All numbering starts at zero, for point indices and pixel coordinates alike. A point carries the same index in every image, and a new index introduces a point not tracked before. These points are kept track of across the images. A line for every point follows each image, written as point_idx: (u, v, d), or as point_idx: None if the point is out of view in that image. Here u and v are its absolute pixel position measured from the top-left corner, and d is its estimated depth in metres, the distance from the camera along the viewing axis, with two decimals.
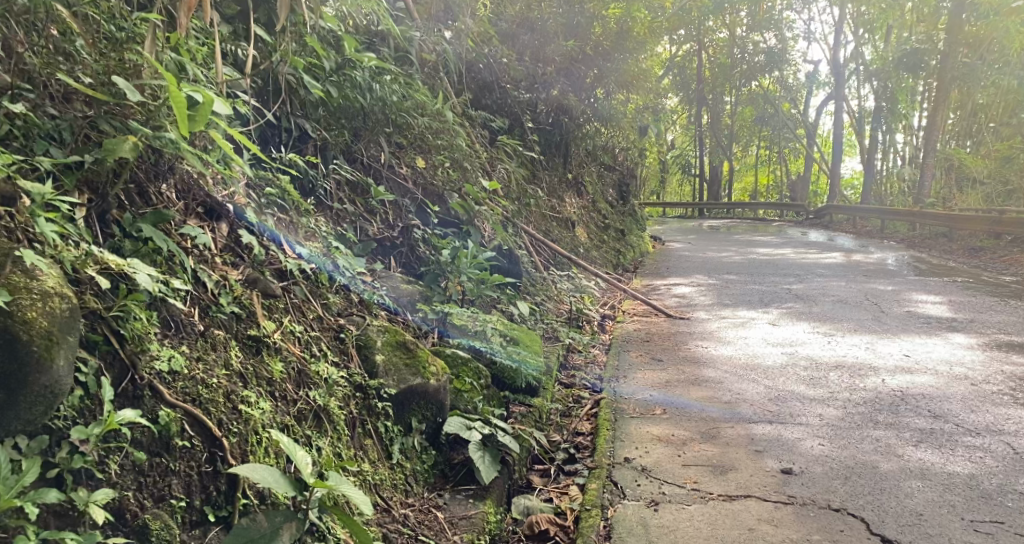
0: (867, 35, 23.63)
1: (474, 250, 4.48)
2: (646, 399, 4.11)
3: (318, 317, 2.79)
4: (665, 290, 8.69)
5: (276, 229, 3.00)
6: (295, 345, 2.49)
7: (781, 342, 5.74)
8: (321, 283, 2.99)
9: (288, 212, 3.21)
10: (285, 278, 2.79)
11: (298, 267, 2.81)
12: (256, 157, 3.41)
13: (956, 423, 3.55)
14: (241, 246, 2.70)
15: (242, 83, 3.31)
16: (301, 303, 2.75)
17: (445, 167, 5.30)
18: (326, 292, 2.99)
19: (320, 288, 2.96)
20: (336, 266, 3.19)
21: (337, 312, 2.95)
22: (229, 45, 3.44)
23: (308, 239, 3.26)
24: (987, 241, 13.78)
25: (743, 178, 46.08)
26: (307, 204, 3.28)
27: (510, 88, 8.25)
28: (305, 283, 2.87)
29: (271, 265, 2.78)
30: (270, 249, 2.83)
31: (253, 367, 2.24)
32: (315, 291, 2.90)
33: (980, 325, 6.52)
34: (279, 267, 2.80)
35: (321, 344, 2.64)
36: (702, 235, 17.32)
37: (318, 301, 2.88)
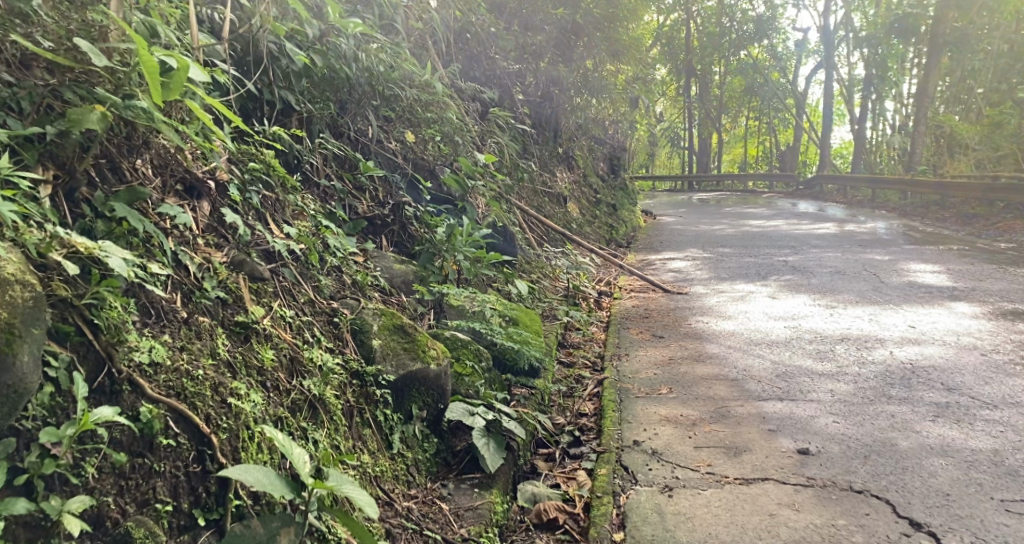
0: (856, 3, 23.44)
1: (470, 228, 4.31)
2: (650, 378, 3.99)
3: (310, 300, 2.63)
4: (660, 265, 8.56)
5: (262, 208, 2.83)
6: (285, 331, 2.34)
7: (782, 315, 5.64)
8: (312, 265, 2.82)
9: (274, 189, 3.02)
10: (273, 260, 2.62)
11: (286, 248, 2.65)
12: (238, 130, 3.21)
13: (970, 397, 3.45)
14: (225, 226, 2.53)
15: (220, 51, 3.11)
16: (291, 285, 2.59)
17: (435, 141, 5.11)
18: (317, 273, 2.83)
19: (311, 269, 2.79)
20: (325, 247, 3.02)
21: (330, 295, 2.79)
22: (204, 10, 3.24)
23: (296, 218, 3.08)
24: (980, 208, 13.72)
25: (732, 151, 45.93)
26: (294, 180, 3.09)
27: (499, 59, 8.03)
28: (295, 265, 2.70)
29: (258, 245, 2.62)
30: (256, 229, 2.67)
31: (242, 356, 2.09)
32: (306, 273, 2.74)
33: (982, 294, 6.44)
34: (267, 248, 2.64)
35: (315, 330, 2.49)
36: (693, 210, 17.19)
37: (309, 284, 2.72)
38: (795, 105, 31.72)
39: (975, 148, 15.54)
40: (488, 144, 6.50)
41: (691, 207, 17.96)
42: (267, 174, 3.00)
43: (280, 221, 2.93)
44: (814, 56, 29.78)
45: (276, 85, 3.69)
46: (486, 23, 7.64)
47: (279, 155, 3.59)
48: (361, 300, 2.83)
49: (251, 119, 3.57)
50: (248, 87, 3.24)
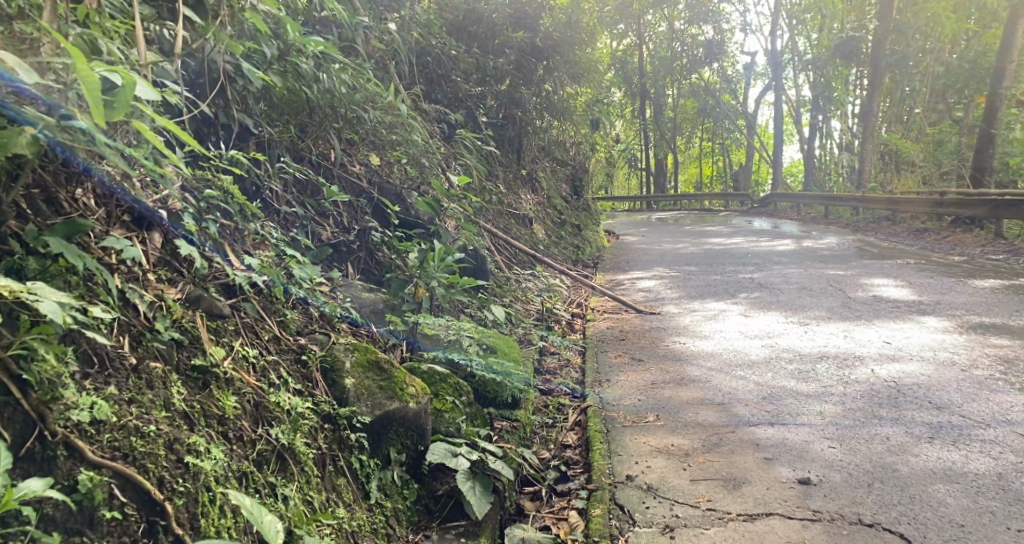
0: (800, 27, 24.20)
1: (442, 252, 4.11)
2: (635, 404, 3.83)
3: (275, 337, 2.41)
4: (629, 285, 8.47)
5: (219, 239, 2.60)
6: (249, 374, 2.11)
7: (758, 334, 5.56)
8: (276, 298, 2.59)
9: (233, 217, 2.79)
10: (233, 295, 2.39)
11: (248, 281, 2.42)
12: (192, 154, 3.04)
13: (961, 416, 3.39)
14: (178, 259, 2.29)
15: (170, 70, 2.89)
16: (254, 322, 2.37)
17: (401, 162, 4.93)
18: (283, 305, 2.61)
19: (275, 303, 2.56)
20: (290, 278, 2.79)
21: (297, 330, 2.57)
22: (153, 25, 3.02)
23: (258, 247, 2.86)
24: (930, 222, 14.10)
25: (687, 170, 46.76)
26: (254, 206, 2.86)
27: (461, 81, 7.92)
28: (257, 299, 2.48)
29: (216, 279, 2.39)
30: (214, 261, 2.44)
31: (200, 405, 1.85)
32: (270, 307, 2.51)
33: (948, 307, 6.50)
34: (226, 281, 2.41)
35: (282, 369, 2.27)
36: (653, 228, 17.30)
37: (273, 319, 2.49)
38: (746, 125, 32.47)
39: (921, 164, 16.02)
40: (455, 167, 6.32)
41: (651, 226, 18.06)
42: (224, 200, 2.78)
43: (240, 251, 2.72)
44: (762, 77, 30.55)
45: (231, 108, 3.50)
46: (448, 46, 7.50)
47: (236, 182, 3.42)
48: (332, 334, 2.62)
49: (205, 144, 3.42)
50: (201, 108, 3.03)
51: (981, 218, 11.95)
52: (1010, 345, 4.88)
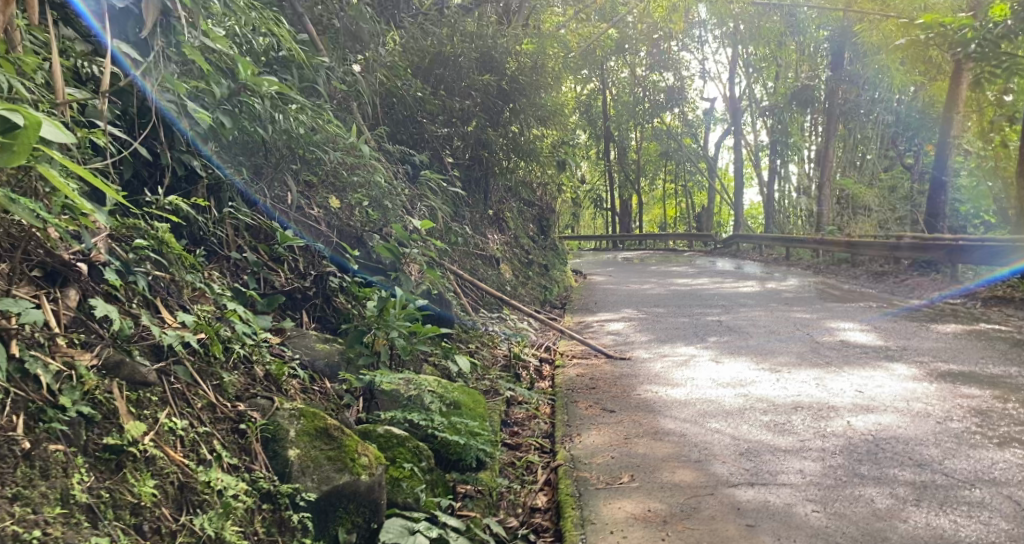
0: (757, 76, 24.93)
1: (403, 299, 3.88)
2: (608, 462, 3.63)
3: (210, 405, 2.20)
4: (597, 327, 8.34)
5: (149, 294, 2.38)
6: (173, 450, 1.91)
7: (730, 382, 5.40)
8: (213, 357, 2.38)
9: (168, 267, 2.55)
10: (161, 357, 2.19)
11: (178, 341, 2.21)
12: (121, 205, 2.74)
13: (944, 474, 3.27)
14: (97, 320, 2.09)
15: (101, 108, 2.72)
16: (185, 387, 2.16)
17: (363, 205, 4.75)
18: (221, 367, 2.41)
19: (211, 364, 2.35)
20: (230, 334, 2.56)
21: (236, 394, 2.35)
22: (83, 62, 2.82)
23: (196, 300, 2.63)
24: (888, 264, 14.34)
25: (652, 210, 47.47)
26: (193, 256, 2.62)
27: (427, 122, 7.82)
28: (191, 361, 2.27)
29: (142, 338, 2.19)
30: (140, 319, 2.23)
31: (109, 493, 1.64)
32: (205, 370, 2.30)
33: (915, 353, 6.45)
34: (153, 341, 2.21)
35: (214, 443, 2.06)
36: (620, 268, 17.34)
37: (209, 382, 2.28)
38: (707, 168, 33.12)
39: (875, 208, 16.42)
40: (420, 208, 6.15)
41: (618, 266, 18.10)
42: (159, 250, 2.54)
43: (174, 306, 2.49)
44: (722, 122, 31.32)
45: (177, 148, 3.27)
46: (413, 87, 7.41)
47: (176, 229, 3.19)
48: (276, 398, 2.42)
49: (141, 191, 3.15)
50: (133, 147, 2.81)
51: (937, 262, 12.18)
52: (981, 394, 4.80)
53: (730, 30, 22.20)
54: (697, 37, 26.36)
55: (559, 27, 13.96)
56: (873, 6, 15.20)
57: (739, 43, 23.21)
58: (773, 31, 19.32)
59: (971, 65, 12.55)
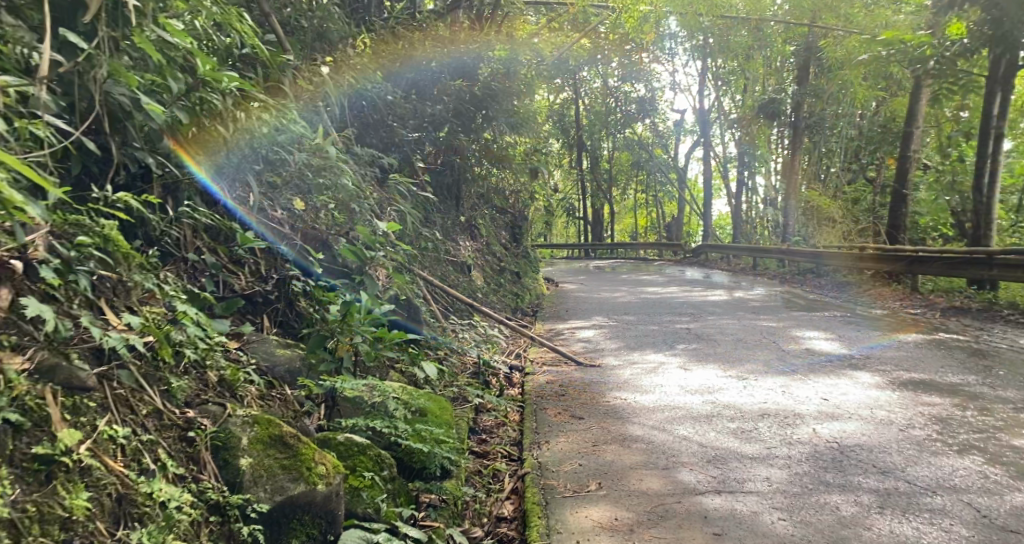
0: (726, 88, 25.29)
1: (368, 304, 3.77)
2: (576, 470, 3.59)
3: (156, 411, 2.15)
4: (568, 334, 8.32)
5: (92, 296, 2.27)
6: (112, 459, 1.85)
7: (699, 389, 5.40)
8: (161, 362, 2.30)
9: (114, 267, 2.43)
10: (105, 361, 2.12)
11: (123, 344, 2.11)
12: (63, 200, 2.63)
13: (906, 481, 3.29)
14: (31, 322, 1.99)
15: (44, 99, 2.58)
16: (128, 393, 2.10)
17: (327, 207, 4.72)
18: (170, 373, 2.34)
19: (159, 368, 2.28)
20: (180, 337, 2.48)
21: (185, 400, 2.29)
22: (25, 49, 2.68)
23: (145, 302, 2.54)
24: (852, 275, 14.60)
25: (623, 220, 47.80)
26: (142, 256, 2.50)
27: (398, 126, 7.73)
28: (137, 365, 2.20)
29: (83, 341, 2.11)
30: (81, 321, 2.14)
31: (38, 506, 1.59)
32: (152, 374, 2.23)
33: (879, 362, 6.54)
34: (95, 344, 2.13)
35: (159, 453, 2.01)
36: (592, 276, 17.38)
37: (155, 388, 2.21)
38: (677, 179, 33.45)
39: (839, 220, 16.73)
40: (389, 212, 6.07)
41: (590, 274, 18.14)
42: (105, 248, 2.40)
43: (120, 308, 2.39)
44: (691, 134, 31.70)
45: (129, 145, 3.18)
46: (383, 91, 7.35)
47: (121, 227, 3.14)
48: (229, 404, 2.35)
49: (90, 188, 3.08)
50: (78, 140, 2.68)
51: (899, 273, 12.42)
52: (941, 402, 4.86)
53: (700, 43, 22.52)
54: (667, 50, 26.70)
55: (531, 35, 14.00)
56: (838, 22, 15.53)
57: (708, 56, 23.54)
58: (742, 45, 19.64)
59: (930, 82, 12.88)
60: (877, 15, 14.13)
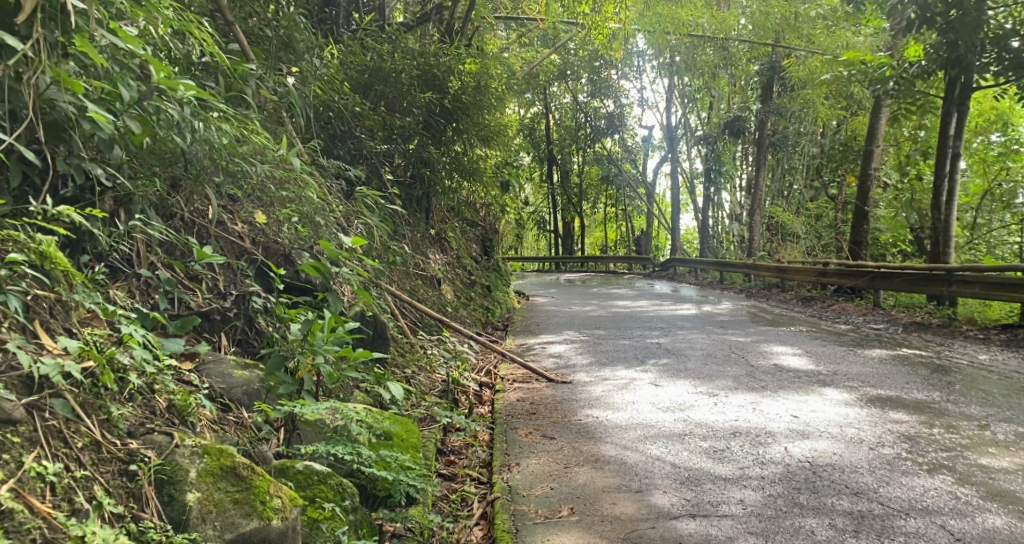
0: (692, 105, 25.61)
1: (332, 320, 3.61)
2: (547, 494, 3.51)
3: (93, 443, 2.03)
4: (539, 349, 8.24)
5: (24, 316, 2.18)
6: (39, 497, 1.75)
7: (670, 406, 5.34)
8: (101, 390, 2.19)
9: (51, 286, 2.35)
10: (37, 390, 2.01)
11: (57, 371, 2.01)
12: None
13: (879, 503, 3.25)
14: None
15: None
16: (63, 424, 2.00)
17: (290, 221, 4.54)
18: (112, 400, 2.22)
19: (100, 396, 2.17)
20: (124, 360, 2.34)
21: (128, 430, 2.18)
22: None
23: (86, 324, 2.44)
24: (817, 290, 14.81)
25: (593, 233, 48.05)
26: (81, 275, 2.44)
27: (366, 138, 7.60)
28: (74, 394, 2.09)
29: (12, 368, 2.00)
30: (12, 345, 2.04)
31: None
32: (91, 403, 2.12)
33: (846, 378, 6.56)
34: (27, 372, 2.02)
35: (94, 490, 1.90)
36: (562, 289, 17.37)
37: (94, 418, 2.11)
38: (645, 194, 33.72)
39: (803, 236, 16.99)
40: (356, 226, 5.94)
41: (561, 287, 18.15)
42: (41, 267, 2.35)
43: (57, 330, 2.29)
44: (659, 149, 32.01)
45: (75, 155, 3.03)
46: (350, 102, 7.25)
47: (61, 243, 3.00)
48: (176, 434, 2.23)
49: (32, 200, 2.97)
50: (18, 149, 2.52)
51: (862, 288, 12.61)
52: (908, 419, 4.86)
53: (667, 60, 22.88)
54: (636, 67, 26.99)
55: (502, 49, 14.01)
56: (801, 42, 15.88)
57: (675, 74, 23.84)
58: (708, 63, 19.99)
59: (889, 102, 13.20)
60: (838, 36, 14.49)
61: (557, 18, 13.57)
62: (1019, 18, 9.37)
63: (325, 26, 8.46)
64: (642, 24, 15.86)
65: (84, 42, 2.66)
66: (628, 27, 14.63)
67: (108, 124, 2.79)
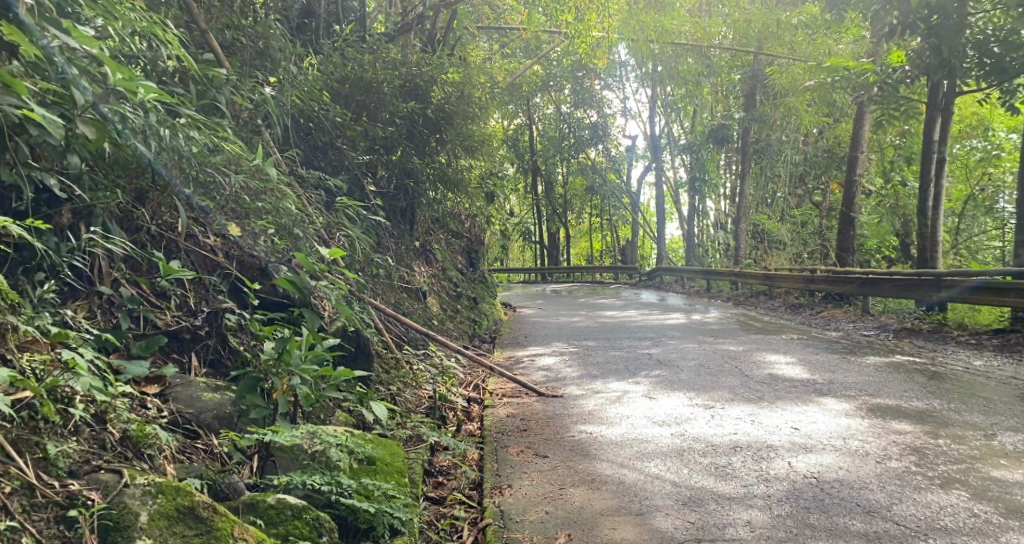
0: (675, 114, 25.63)
1: (309, 336, 3.39)
2: (544, 521, 3.32)
3: (25, 487, 1.86)
4: (528, 362, 8.04)
5: None
6: None
7: (666, 420, 5.14)
8: (40, 423, 2.07)
9: None
10: None
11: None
12: None
13: (895, 523, 3.07)
14: None
15: None
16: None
17: (267, 232, 4.37)
18: (50, 438, 2.07)
19: (37, 433, 2.04)
20: (65, 385, 2.21)
21: (68, 470, 2.04)
22: None
23: (26, 347, 2.31)
24: (805, 297, 14.72)
25: (578, 244, 48.03)
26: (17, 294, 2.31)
27: (347, 148, 7.38)
28: (9, 430, 1.96)
29: None
30: None
31: None
32: (27, 441, 1.99)
33: (843, 386, 6.41)
34: None
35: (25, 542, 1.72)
36: (549, 300, 17.18)
37: (31, 457, 1.98)
38: (630, 203, 33.67)
39: (789, 243, 16.97)
40: (337, 237, 5.74)
41: (547, 298, 18.02)
42: None
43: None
44: (643, 159, 32.02)
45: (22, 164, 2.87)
46: (331, 112, 7.06)
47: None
48: (125, 473, 2.06)
49: None
50: None
51: (850, 295, 12.54)
52: (913, 430, 4.69)
53: (650, 71, 22.89)
54: (618, 76, 27.03)
55: (484, 60, 13.85)
56: (783, 49, 15.86)
57: (658, 83, 23.87)
58: (691, 72, 20.02)
59: (872, 109, 13.19)
60: (819, 43, 14.50)
61: (540, 28, 13.46)
62: (1000, 23, 9.37)
63: (303, 36, 8.27)
64: (624, 33, 15.81)
65: (15, 33, 2.47)
66: (611, 36, 14.58)
67: (47, 125, 2.54)
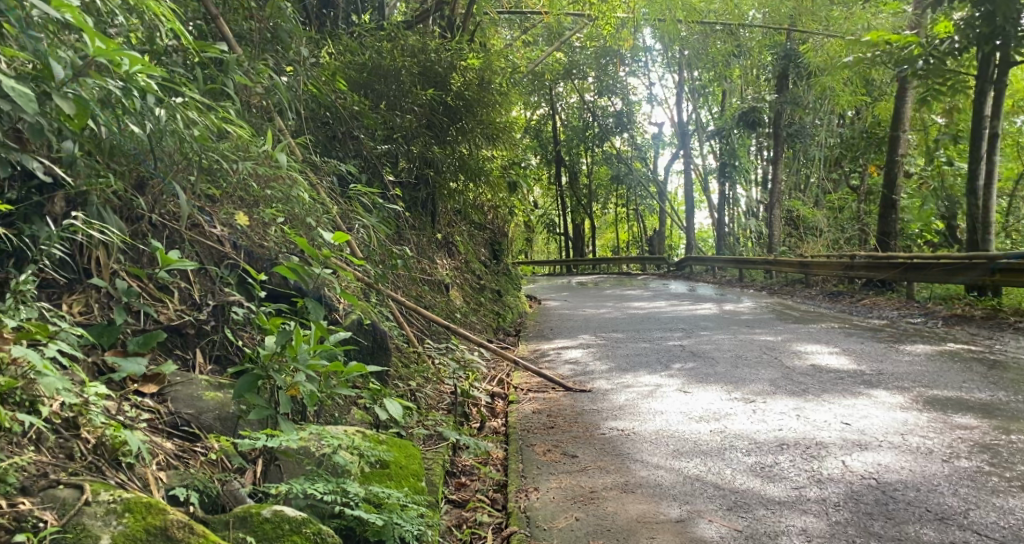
0: (702, 100, 24.90)
1: (318, 329, 3.09)
2: (573, 530, 3.03)
3: None
4: (554, 355, 7.74)
5: None
6: None
7: (703, 416, 4.80)
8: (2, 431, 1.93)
9: None
10: None
11: None
12: None
13: (975, 533, 2.74)
14: None
15: None
16: None
17: (276, 222, 4.21)
18: (3, 448, 1.94)
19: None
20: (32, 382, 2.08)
21: (23, 485, 1.88)
22: None
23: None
24: (842, 285, 14.15)
25: (605, 235, 47.47)
26: None
27: (364, 137, 7.12)
28: None
29: None
30: None
31: None
32: None
33: (894, 377, 5.99)
34: None
35: None
36: (576, 292, 16.77)
37: None
38: (657, 193, 33.01)
39: (824, 230, 16.35)
40: (354, 226, 5.50)
41: (573, 290, 17.61)
42: None
43: None
44: (670, 147, 31.32)
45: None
46: (348, 100, 6.80)
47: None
48: (87, 488, 1.91)
49: None
50: None
51: (892, 281, 11.98)
52: (979, 424, 4.30)
53: (676, 54, 22.20)
54: (642, 62, 26.37)
55: (506, 45, 13.45)
56: (817, 26, 15.19)
57: (685, 68, 23.17)
58: (720, 54, 19.40)
59: (915, 85, 12.52)
60: (856, 18, 13.78)
61: (562, 11, 13.00)
62: None
63: (320, 24, 8.03)
64: (651, 14, 15.23)
65: None
66: (635, 18, 14.11)
67: (14, 98, 2.32)
